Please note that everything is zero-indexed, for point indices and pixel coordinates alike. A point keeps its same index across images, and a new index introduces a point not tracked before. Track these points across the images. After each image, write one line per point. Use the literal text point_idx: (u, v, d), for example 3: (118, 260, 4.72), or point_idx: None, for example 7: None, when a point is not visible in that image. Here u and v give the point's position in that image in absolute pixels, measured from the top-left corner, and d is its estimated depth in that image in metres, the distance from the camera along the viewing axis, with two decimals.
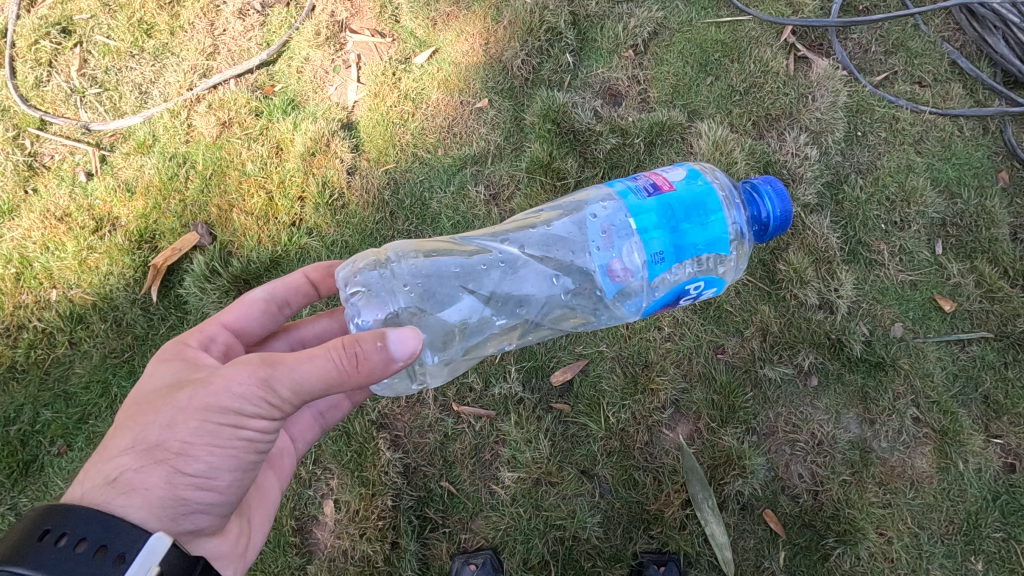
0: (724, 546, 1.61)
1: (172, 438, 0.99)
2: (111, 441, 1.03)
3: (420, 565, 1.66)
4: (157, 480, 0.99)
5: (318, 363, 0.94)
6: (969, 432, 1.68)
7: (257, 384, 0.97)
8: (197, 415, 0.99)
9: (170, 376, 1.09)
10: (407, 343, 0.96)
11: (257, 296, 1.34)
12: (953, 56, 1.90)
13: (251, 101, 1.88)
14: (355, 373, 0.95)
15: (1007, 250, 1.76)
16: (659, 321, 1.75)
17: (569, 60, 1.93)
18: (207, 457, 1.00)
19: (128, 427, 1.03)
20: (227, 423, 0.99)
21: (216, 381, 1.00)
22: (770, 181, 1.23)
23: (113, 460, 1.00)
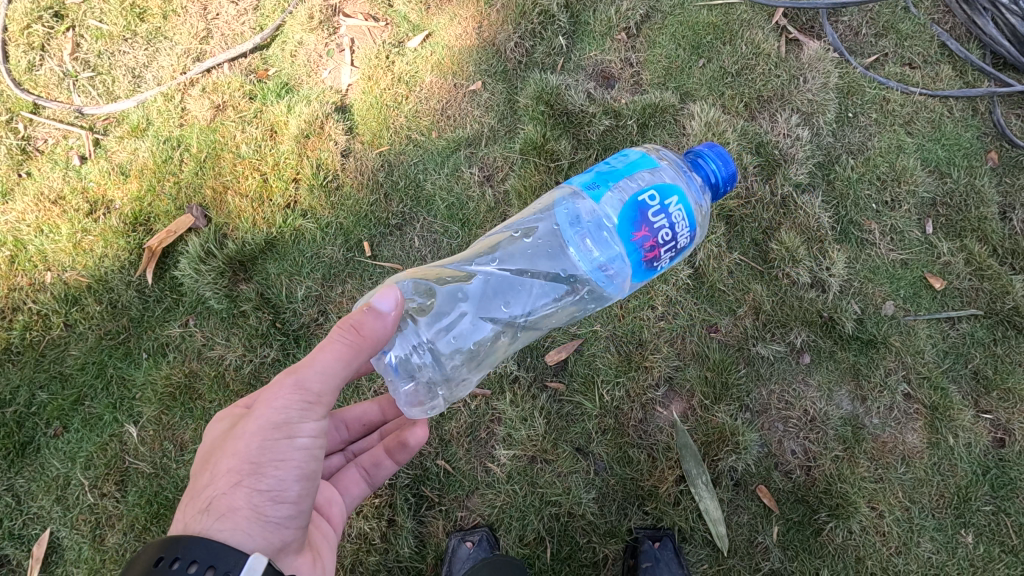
0: (718, 522, 1.64)
1: (241, 460, 1.01)
2: (194, 489, 1.05)
3: (417, 542, 1.67)
4: (240, 502, 0.99)
5: (330, 344, 1.00)
6: (959, 407, 1.69)
7: (294, 386, 1.01)
8: (253, 434, 1.01)
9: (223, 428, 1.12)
10: (391, 299, 1.03)
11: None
12: (943, 38, 1.91)
13: (245, 85, 1.89)
14: (363, 338, 1.01)
15: (996, 229, 1.78)
16: (652, 300, 1.76)
17: (562, 43, 1.94)
18: (276, 469, 1.01)
19: (202, 472, 1.05)
20: (280, 430, 1.01)
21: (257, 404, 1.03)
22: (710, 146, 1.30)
23: (197, 502, 1.02)
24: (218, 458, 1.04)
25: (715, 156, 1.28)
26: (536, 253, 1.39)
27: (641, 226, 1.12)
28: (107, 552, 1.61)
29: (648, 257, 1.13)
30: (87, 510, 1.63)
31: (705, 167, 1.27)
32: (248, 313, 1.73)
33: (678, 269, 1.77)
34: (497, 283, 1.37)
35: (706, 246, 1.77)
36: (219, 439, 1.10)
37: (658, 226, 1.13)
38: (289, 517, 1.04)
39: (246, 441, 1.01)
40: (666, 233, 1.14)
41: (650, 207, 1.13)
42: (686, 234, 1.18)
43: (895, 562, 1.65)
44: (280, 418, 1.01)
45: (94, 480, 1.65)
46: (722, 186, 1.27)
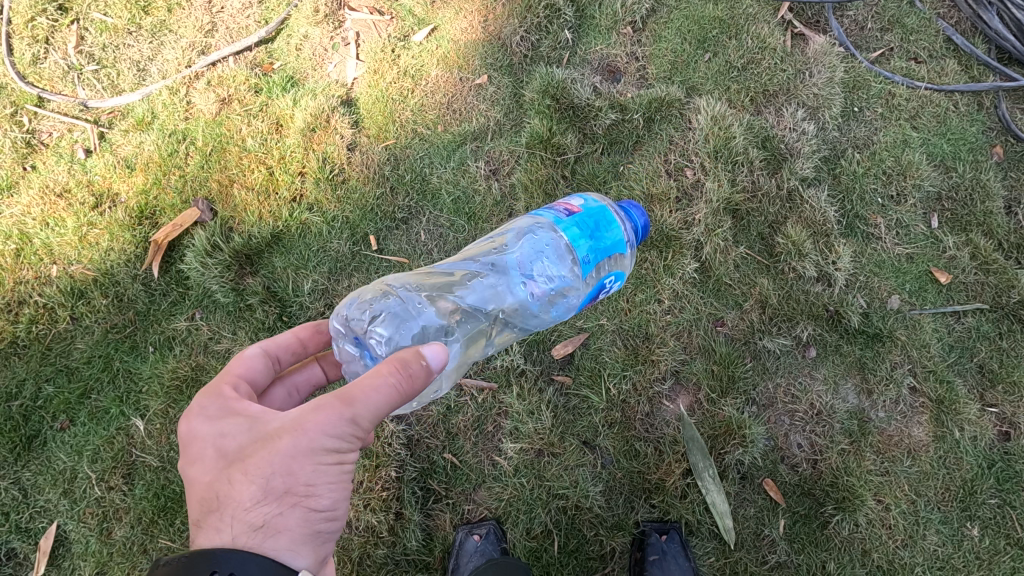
0: (725, 515, 1.65)
1: (292, 482, 0.98)
2: (230, 499, 0.99)
3: (425, 535, 1.68)
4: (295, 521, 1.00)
5: (384, 384, 0.96)
6: (965, 401, 1.70)
7: (350, 419, 0.98)
8: (308, 458, 0.98)
9: (240, 427, 1.03)
10: (443, 353, 1.01)
11: (254, 352, 1.20)
12: (948, 33, 1.91)
13: (250, 79, 1.88)
14: (416, 388, 0.98)
15: (1001, 223, 1.79)
16: (659, 294, 1.77)
17: (568, 37, 1.94)
18: (331, 492, 1.02)
19: (239, 485, 0.99)
20: (333, 458, 1.00)
21: (308, 427, 0.98)
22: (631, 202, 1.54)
23: (241, 516, 0.98)
24: (258, 473, 0.98)
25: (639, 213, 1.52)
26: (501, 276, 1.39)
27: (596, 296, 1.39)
28: (114, 546, 1.61)
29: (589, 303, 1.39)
30: (94, 503, 1.63)
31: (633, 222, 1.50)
32: (255, 306, 1.73)
33: (685, 263, 1.76)
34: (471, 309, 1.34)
35: (713, 240, 1.77)
36: (240, 443, 1.02)
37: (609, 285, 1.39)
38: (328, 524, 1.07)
39: (299, 466, 0.98)
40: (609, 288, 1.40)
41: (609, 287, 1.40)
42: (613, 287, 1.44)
43: (901, 554, 1.65)
44: (334, 446, 0.99)
45: (100, 473, 1.65)
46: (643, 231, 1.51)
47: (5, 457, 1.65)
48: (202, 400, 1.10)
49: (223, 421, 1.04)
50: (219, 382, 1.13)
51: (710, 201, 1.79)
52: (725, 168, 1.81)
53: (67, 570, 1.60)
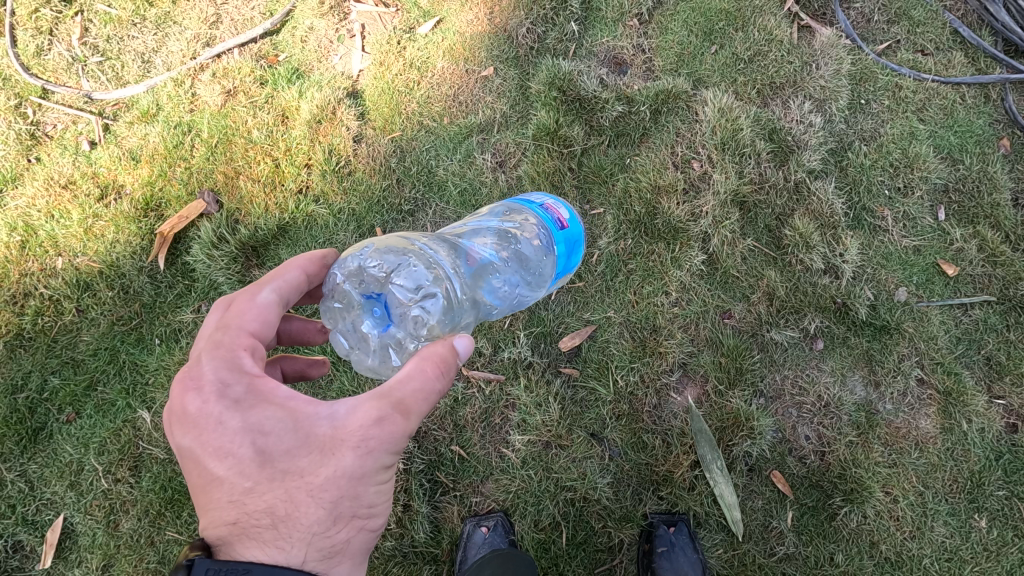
0: (734, 507, 1.65)
1: (357, 504, 0.99)
2: (288, 515, 0.96)
3: (432, 527, 1.67)
4: (353, 542, 1.02)
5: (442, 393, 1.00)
6: (973, 392, 1.69)
7: (408, 434, 1.00)
8: (370, 478, 0.99)
9: (280, 433, 0.98)
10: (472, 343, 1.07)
11: (268, 298, 1.09)
12: (955, 25, 1.91)
13: (255, 71, 1.87)
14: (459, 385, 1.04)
15: (1009, 216, 1.78)
16: (666, 287, 1.76)
17: (574, 29, 1.93)
18: (383, 511, 1.05)
19: (300, 502, 0.96)
20: (389, 474, 1.03)
21: (373, 446, 0.97)
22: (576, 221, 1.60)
23: (301, 533, 0.96)
24: (320, 492, 0.96)
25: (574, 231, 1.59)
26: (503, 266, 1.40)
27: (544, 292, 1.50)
28: (121, 538, 1.61)
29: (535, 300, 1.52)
30: (101, 496, 1.63)
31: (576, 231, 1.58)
32: None
33: (692, 255, 1.76)
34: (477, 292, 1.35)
35: (720, 232, 1.77)
36: (285, 456, 0.97)
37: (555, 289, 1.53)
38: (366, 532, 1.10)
39: (362, 487, 0.99)
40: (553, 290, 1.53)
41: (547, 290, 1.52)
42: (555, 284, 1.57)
43: (908, 546, 1.65)
44: (391, 462, 1.01)
45: (107, 466, 1.64)
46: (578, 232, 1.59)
47: (11, 449, 1.64)
48: (222, 376, 0.99)
49: (257, 425, 0.97)
50: (235, 348, 1.03)
51: (718, 193, 1.79)
52: (732, 160, 1.81)
53: (74, 563, 1.61)
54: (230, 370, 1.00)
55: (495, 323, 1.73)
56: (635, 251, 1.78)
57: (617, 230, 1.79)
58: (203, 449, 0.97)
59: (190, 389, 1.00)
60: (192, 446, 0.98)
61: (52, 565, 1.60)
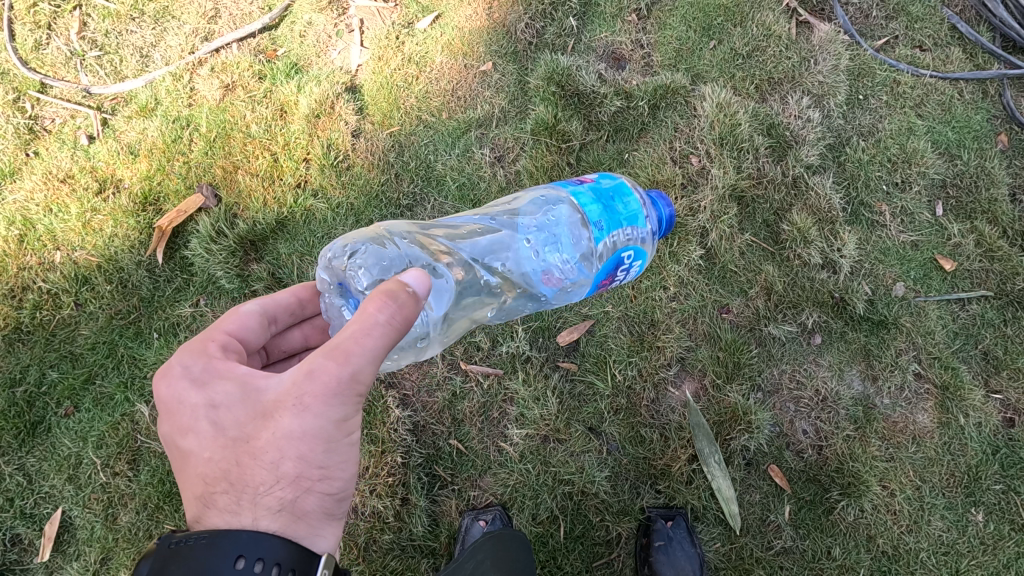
0: (731, 501, 1.65)
1: (307, 462, 0.97)
2: (238, 480, 0.96)
3: (431, 521, 1.68)
4: (310, 503, 0.99)
5: (383, 334, 0.93)
6: (970, 387, 1.70)
7: (354, 381, 0.95)
8: (317, 435, 0.96)
9: (235, 402, 0.99)
10: (424, 282, 1.00)
11: (251, 308, 1.21)
12: (953, 21, 1.91)
13: (254, 65, 1.87)
14: (411, 324, 0.97)
15: (1006, 211, 1.78)
16: (664, 281, 1.76)
17: (573, 24, 1.93)
18: (343, 472, 1.02)
19: (248, 465, 0.96)
20: (341, 430, 0.99)
21: (312, 400, 0.95)
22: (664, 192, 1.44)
23: (252, 494, 0.95)
24: (264, 454, 0.95)
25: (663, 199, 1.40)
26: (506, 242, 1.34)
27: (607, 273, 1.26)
28: (120, 531, 1.62)
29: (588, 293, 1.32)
30: (99, 489, 1.63)
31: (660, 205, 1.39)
32: (261, 292, 1.74)
33: (690, 249, 1.76)
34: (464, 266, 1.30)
35: (718, 227, 1.77)
36: (237, 424, 0.98)
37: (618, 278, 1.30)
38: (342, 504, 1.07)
39: (308, 445, 0.96)
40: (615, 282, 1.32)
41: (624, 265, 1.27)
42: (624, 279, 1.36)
43: (906, 540, 1.66)
44: (339, 417, 0.97)
45: (105, 459, 1.65)
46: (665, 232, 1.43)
47: (9, 443, 1.64)
48: (188, 360, 1.05)
49: (214, 397, 1.00)
50: (207, 340, 1.10)
51: (716, 187, 1.79)
52: (731, 155, 1.81)
53: (72, 556, 1.61)
54: (195, 355, 1.06)
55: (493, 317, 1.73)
56: None
57: None
58: (172, 429, 1.02)
59: (162, 377, 1.06)
60: (166, 430, 1.03)
61: (51, 559, 1.60)
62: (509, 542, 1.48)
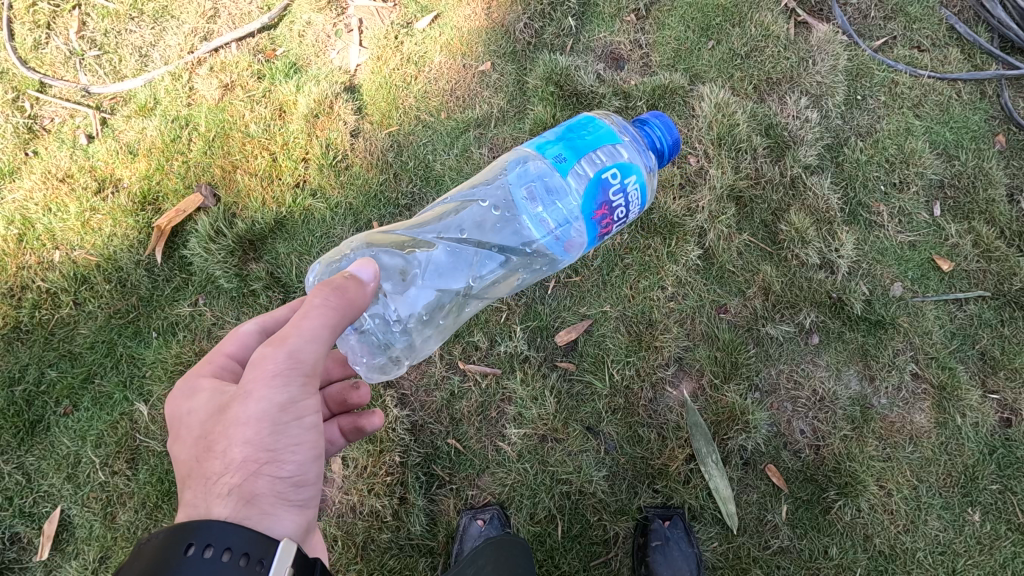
0: (729, 500, 1.66)
1: (256, 446, 0.96)
2: (197, 473, 0.97)
3: (429, 520, 1.68)
4: (262, 488, 0.96)
5: (319, 311, 0.96)
6: (967, 387, 1.70)
7: (296, 363, 0.97)
8: (265, 419, 0.97)
9: (205, 404, 1.04)
10: (368, 270, 1.06)
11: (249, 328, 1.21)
12: (951, 21, 1.91)
13: (253, 65, 1.87)
14: (351, 302, 1.00)
15: (1004, 211, 1.79)
16: (662, 281, 1.77)
17: (572, 24, 1.93)
18: (295, 454, 1.00)
19: (205, 457, 0.97)
20: (289, 411, 0.98)
21: (256, 384, 0.97)
22: (659, 115, 1.35)
23: (207, 483, 0.96)
24: (216, 444, 0.97)
25: (658, 123, 1.34)
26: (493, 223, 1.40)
27: (601, 203, 1.18)
28: (119, 530, 1.62)
29: (601, 231, 1.22)
30: (98, 488, 1.64)
31: (649, 134, 1.33)
32: (259, 292, 1.74)
33: (688, 249, 1.76)
34: (457, 254, 1.36)
35: (716, 227, 1.77)
36: (203, 422, 1.01)
37: (616, 204, 1.20)
38: (309, 500, 1.03)
39: (254, 428, 0.96)
40: (620, 211, 1.22)
41: (612, 185, 1.18)
42: (634, 208, 1.26)
43: (903, 539, 1.66)
44: (285, 399, 0.97)
45: (104, 458, 1.65)
46: (666, 152, 1.34)
47: (8, 442, 1.65)
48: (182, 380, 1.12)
49: (191, 405, 1.05)
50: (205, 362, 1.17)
51: (714, 187, 1.79)
52: (729, 155, 1.81)
53: (70, 555, 1.61)
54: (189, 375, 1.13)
55: (491, 316, 1.74)
56: (632, 245, 1.78)
57: None
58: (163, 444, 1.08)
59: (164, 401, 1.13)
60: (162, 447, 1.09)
61: (49, 558, 1.61)
62: (510, 548, 1.48)
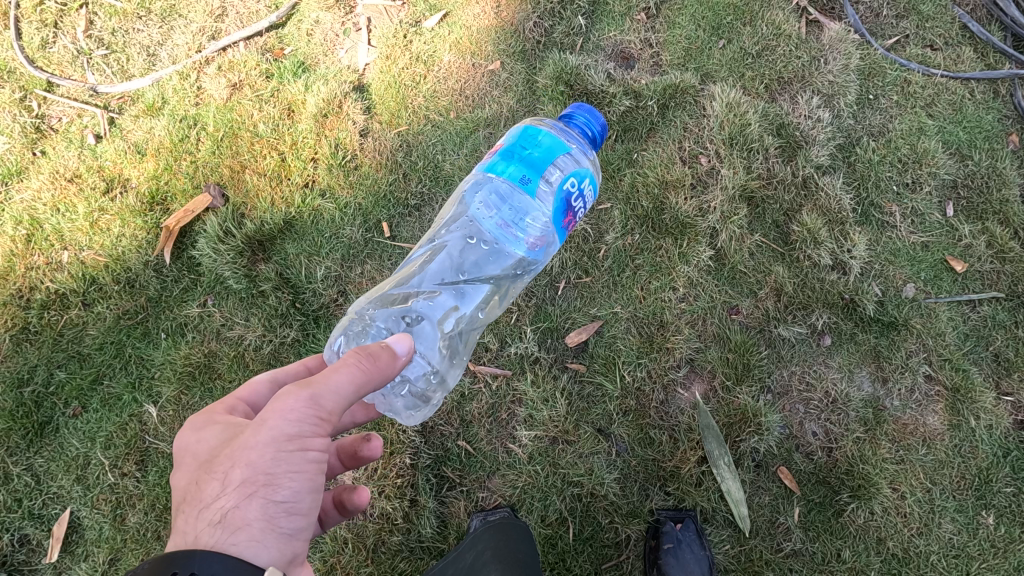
0: (740, 502, 1.64)
1: (254, 471, 0.94)
2: (198, 495, 0.96)
3: (440, 522, 1.67)
4: (253, 514, 0.94)
5: (347, 367, 0.97)
6: (981, 389, 1.69)
7: (314, 404, 0.96)
8: (268, 448, 0.94)
9: (218, 434, 1.03)
10: (405, 343, 1.06)
11: (263, 379, 1.23)
12: (964, 20, 1.90)
13: (261, 64, 1.86)
14: (379, 366, 1.00)
15: (1018, 212, 1.77)
16: (673, 282, 1.75)
17: (581, 23, 1.92)
18: (292, 482, 0.95)
19: (208, 481, 0.96)
20: (294, 443, 0.95)
21: (269, 414, 0.95)
22: (580, 106, 1.43)
23: (204, 507, 0.95)
24: (219, 466, 0.96)
25: (582, 113, 1.42)
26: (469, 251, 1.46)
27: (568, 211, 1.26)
28: (128, 532, 1.62)
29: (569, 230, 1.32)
30: (108, 489, 1.63)
31: (578, 125, 1.40)
32: (268, 292, 1.72)
33: (700, 250, 1.74)
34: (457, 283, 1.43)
35: (728, 228, 1.76)
36: (212, 449, 1.01)
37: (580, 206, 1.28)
38: (300, 530, 0.99)
39: (257, 454, 0.94)
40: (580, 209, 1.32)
41: (574, 193, 1.26)
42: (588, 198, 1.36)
43: (916, 543, 1.65)
44: (294, 431, 0.95)
45: (114, 460, 1.65)
46: (599, 138, 1.42)
47: (17, 443, 1.64)
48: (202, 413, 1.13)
49: (204, 433, 1.05)
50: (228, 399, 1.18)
51: (726, 188, 1.78)
52: (740, 155, 1.80)
53: (80, 556, 1.61)
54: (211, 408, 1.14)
55: (502, 318, 1.73)
56: (642, 246, 1.77)
57: (624, 225, 1.78)
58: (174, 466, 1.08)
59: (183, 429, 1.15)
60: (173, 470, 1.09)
61: (59, 559, 1.60)
62: (517, 543, 1.46)
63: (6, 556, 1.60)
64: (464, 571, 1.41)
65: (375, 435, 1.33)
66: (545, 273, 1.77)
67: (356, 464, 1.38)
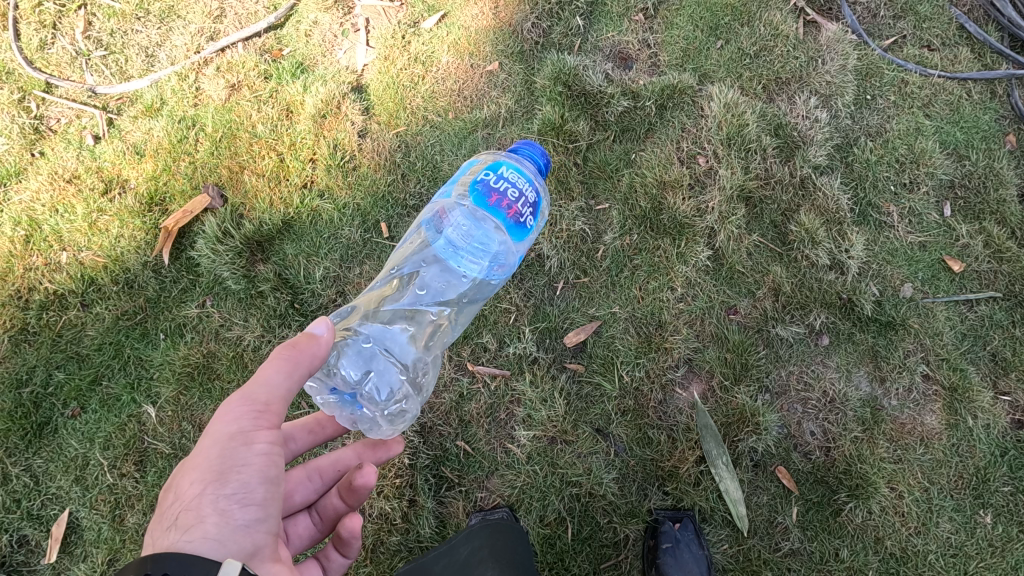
0: (739, 502, 1.65)
1: (203, 470, 0.97)
2: (161, 511, 0.99)
3: (438, 522, 1.67)
4: (207, 511, 0.95)
5: (271, 359, 1.02)
6: (978, 388, 1.69)
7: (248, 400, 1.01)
8: (213, 449, 0.98)
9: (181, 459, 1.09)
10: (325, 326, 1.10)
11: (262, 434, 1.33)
12: (961, 20, 1.90)
13: (260, 65, 1.87)
14: (301, 351, 1.04)
15: (1014, 212, 1.78)
16: (671, 282, 1.76)
17: (580, 24, 1.92)
18: (240, 473, 0.97)
19: (168, 496, 1.00)
20: (237, 439, 0.99)
21: (211, 421, 1.01)
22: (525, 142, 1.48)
23: (167, 519, 0.97)
24: (175, 479, 1.00)
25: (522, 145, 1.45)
26: (428, 266, 1.52)
27: (492, 194, 1.26)
28: (127, 532, 1.62)
29: (511, 216, 1.26)
30: (106, 490, 1.64)
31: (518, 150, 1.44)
32: (267, 293, 1.72)
33: (698, 250, 1.75)
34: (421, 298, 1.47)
35: (726, 228, 1.76)
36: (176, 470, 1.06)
37: (504, 188, 1.26)
38: (258, 522, 0.98)
39: (204, 454, 0.98)
40: (514, 193, 1.27)
41: (491, 179, 1.27)
42: (529, 187, 1.31)
43: (914, 542, 1.65)
44: (235, 428, 0.99)
45: (113, 460, 1.65)
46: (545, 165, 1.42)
47: (16, 444, 1.64)
48: None
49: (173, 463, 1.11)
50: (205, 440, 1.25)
51: (724, 188, 1.78)
52: (738, 156, 1.80)
53: (79, 557, 1.60)
54: None
55: (500, 318, 1.74)
56: (640, 246, 1.77)
57: (622, 225, 1.78)
58: None
59: None
60: None
61: (57, 560, 1.60)
62: (508, 532, 1.49)
63: (6, 556, 1.60)
64: (458, 566, 1.42)
65: (368, 467, 1.27)
66: (543, 273, 1.77)
67: (355, 497, 1.34)
